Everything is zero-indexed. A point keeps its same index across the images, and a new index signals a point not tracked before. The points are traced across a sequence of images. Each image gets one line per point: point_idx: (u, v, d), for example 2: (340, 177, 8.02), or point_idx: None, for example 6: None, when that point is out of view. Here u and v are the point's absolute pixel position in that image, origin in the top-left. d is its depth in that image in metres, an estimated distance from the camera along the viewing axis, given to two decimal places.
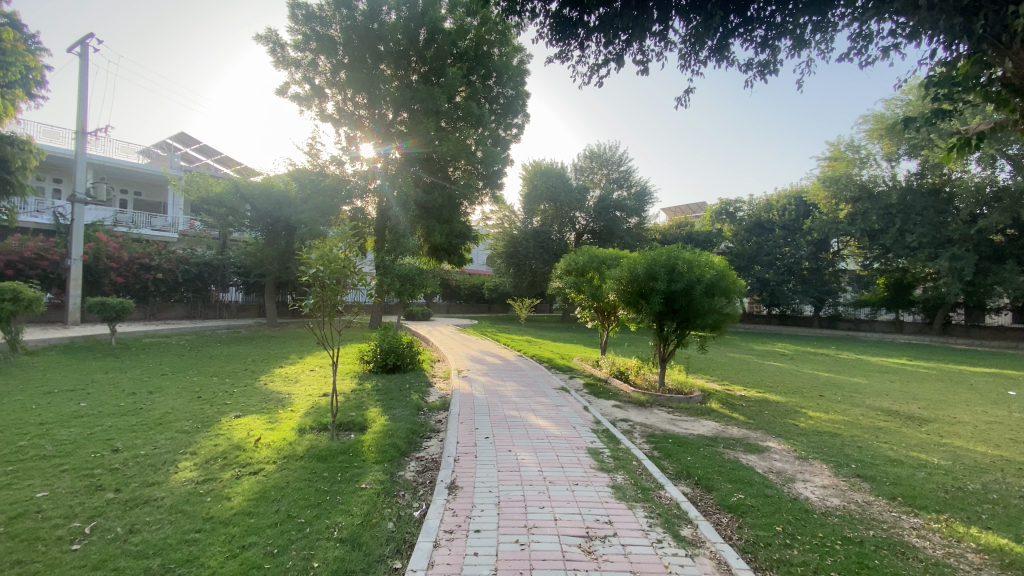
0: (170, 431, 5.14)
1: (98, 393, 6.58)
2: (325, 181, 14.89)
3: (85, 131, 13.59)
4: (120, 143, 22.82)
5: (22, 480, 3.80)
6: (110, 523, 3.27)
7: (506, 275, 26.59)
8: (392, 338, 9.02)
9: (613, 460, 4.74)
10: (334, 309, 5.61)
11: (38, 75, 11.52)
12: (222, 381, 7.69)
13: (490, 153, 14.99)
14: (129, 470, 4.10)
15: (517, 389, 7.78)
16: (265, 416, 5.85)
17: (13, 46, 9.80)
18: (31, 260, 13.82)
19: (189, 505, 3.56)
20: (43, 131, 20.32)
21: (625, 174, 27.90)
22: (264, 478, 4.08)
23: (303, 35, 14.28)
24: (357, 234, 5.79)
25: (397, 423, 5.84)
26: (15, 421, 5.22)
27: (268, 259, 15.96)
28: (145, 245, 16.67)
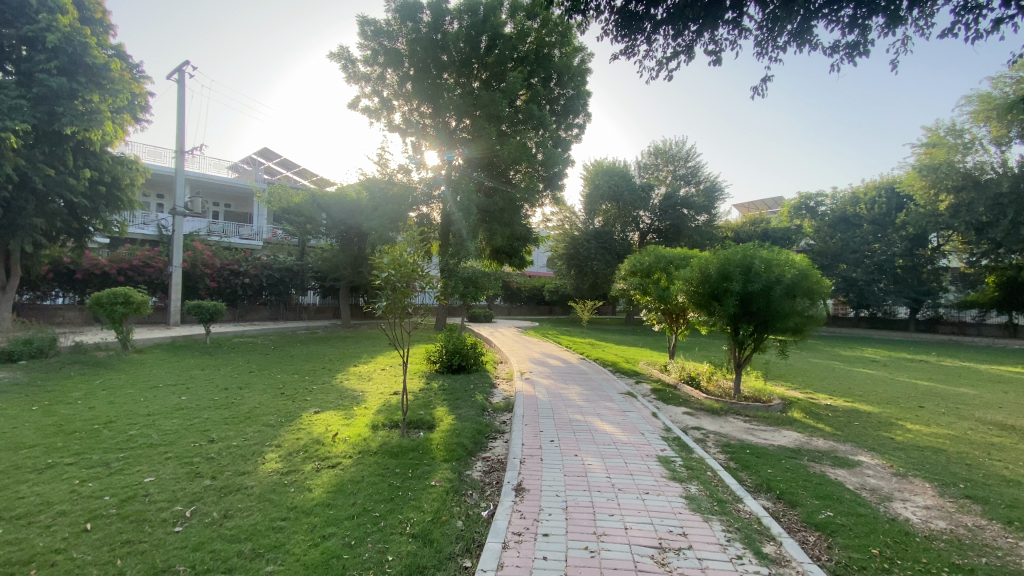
0: (258, 425, 5.53)
1: (195, 388, 7.22)
2: (393, 188, 15.49)
3: (183, 150, 15.00)
4: (213, 160, 25.06)
5: (132, 466, 4.23)
6: (206, 508, 3.55)
7: (567, 277, 26.41)
8: (457, 339, 9.22)
9: (685, 469, 4.54)
10: (404, 311, 5.83)
11: (142, 101, 12.90)
12: (301, 378, 8.20)
13: (552, 155, 14.96)
14: (223, 459, 4.45)
15: (582, 393, 7.68)
16: (341, 412, 6.15)
17: (119, 75, 11.78)
18: (140, 267, 15.46)
19: (275, 494, 3.81)
20: (149, 152, 22.72)
21: (693, 170, 26.85)
22: (341, 472, 4.29)
23: (371, 50, 14.94)
24: (424, 239, 5.93)
25: (464, 422, 5.94)
26: (129, 412, 5.86)
27: (342, 264, 16.88)
28: (234, 253, 18.14)
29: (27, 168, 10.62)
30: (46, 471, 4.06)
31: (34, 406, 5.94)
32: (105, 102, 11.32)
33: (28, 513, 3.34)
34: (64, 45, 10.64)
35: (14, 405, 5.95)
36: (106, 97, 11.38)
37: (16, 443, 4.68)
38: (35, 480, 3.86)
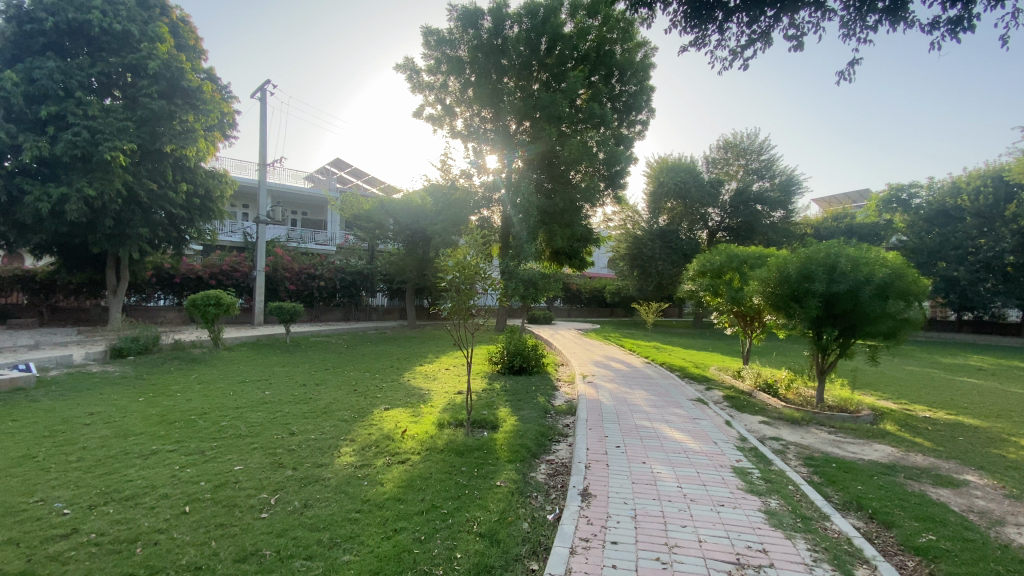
0: (333, 419, 5.84)
1: (277, 383, 7.76)
2: (456, 193, 15.82)
3: (265, 163, 16.17)
4: (291, 171, 26.85)
5: (223, 455, 4.59)
6: (288, 497, 3.78)
7: (629, 279, 25.77)
8: (518, 341, 9.27)
9: (763, 482, 4.27)
10: (468, 312, 5.92)
11: (230, 119, 14.05)
12: (372, 376, 8.58)
13: (614, 154, 14.68)
14: (303, 451, 4.74)
15: (648, 398, 7.47)
16: (409, 410, 6.36)
17: (211, 96, 13.00)
18: (228, 272, 16.84)
19: (350, 487, 3.99)
20: (236, 166, 24.72)
21: (766, 164, 25.44)
22: (410, 468, 4.42)
23: (435, 59, 15.35)
24: (486, 241, 5.98)
25: (527, 424, 5.95)
26: (220, 404, 6.37)
27: (408, 267, 17.53)
28: (310, 258, 19.30)
29: (134, 183, 11.84)
30: (152, 457, 4.49)
31: (141, 398, 6.60)
32: (198, 121, 12.53)
33: (137, 495, 3.71)
34: (164, 70, 11.88)
35: (125, 396, 6.65)
36: (199, 117, 12.57)
37: (127, 430, 5.22)
38: (143, 465, 4.28)
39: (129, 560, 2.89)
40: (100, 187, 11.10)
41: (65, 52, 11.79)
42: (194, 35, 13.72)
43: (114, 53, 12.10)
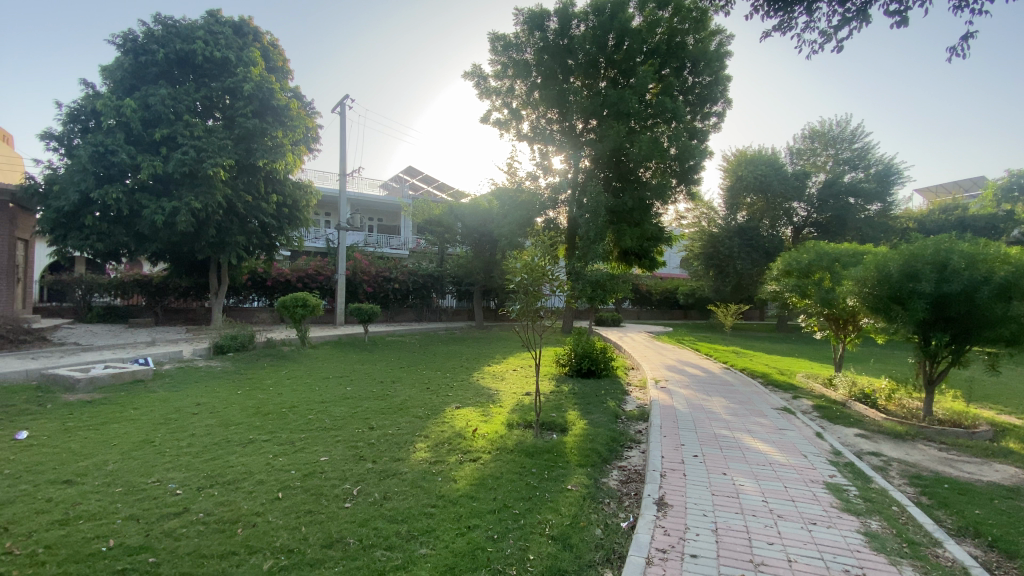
0: (409, 416, 6.07)
1: (357, 380, 8.20)
2: (522, 195, 15.89)
3: (344, 173, 17.16)
4: (367, 180, 28.39)
5: (311, 446, 4.92)
6: (369, 488, 3.98)
7: (704, 279, 24.62)
8: (586, 343, 9.15)
9: (862, 501, 3.90)
10: (536, 314, 5.92)
11: (314, 133, 15.07)
12: (443, 375, 8.82)
13: (686, 148, 14.08)
14: (381, 445, 4.97)
15: (727, 406, 7.08)
16: (480, 409, 6.47)
17: (297, 113, 14.01)
18: (312, 275, 18.07)
19: (425, 481, 4.13)
20: (319, 177, 26.51)
21: (860, 153, 23.40)
22: (482, 467, 4.50)
23: (501, 64, 15.44)
24: (553, 242, 5.93)
25: (597, 428, 5.85)
26: (307, 398, 6.84)
27: (476, 269, 17.87)
28: (384, 261, 20.22)
29: (232, 196, 13.04)
30: (249, 445, 4.90)
31: (239, 391, 7.23)
32: (287, 137, 13.59)
33: (237, 479, 4.06)
34: (257, 91, 13.06)
35: (226, 389, 7.31)
36: (287, 133, 13.63)
37: (228, 420, 5.73)
38: (241, 453, 4.68)
39: (231, 539, 3.16)
40: (204, 201, 12.33)
41: (175, 80, 13.20)
42: (282, 57, 14.88)
43: (215, 78, 13.40)
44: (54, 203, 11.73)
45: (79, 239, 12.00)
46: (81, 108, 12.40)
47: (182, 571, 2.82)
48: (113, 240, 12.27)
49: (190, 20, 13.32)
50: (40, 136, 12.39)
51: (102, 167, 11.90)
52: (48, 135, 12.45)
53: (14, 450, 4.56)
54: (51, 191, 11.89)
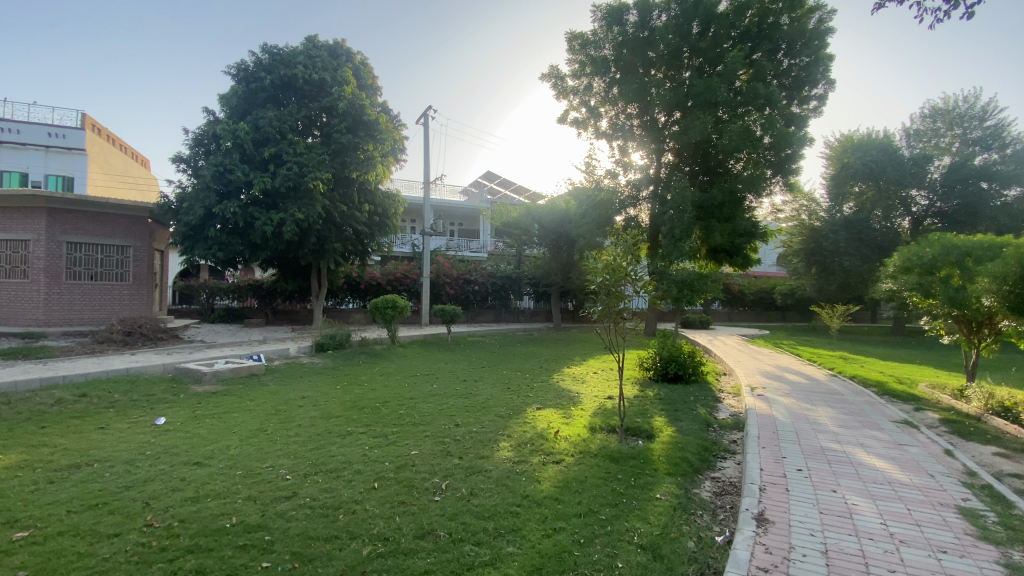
0: (492, 414, 6.18)
1: (441, 378, 8.50)
2: (600, 194, 15.46)
3: (429, 180, 17.90)
4: (449, 187, 29.41)
5: (402, 439, 5.17)
6: (457, 484, 4.10)
7: (803, 278, 22.66)
8: (672, 347, 8.76)
9: (1005, 530, 3.37)
10: (618, 316, 5.75)
11: (400, 144, 15.92)
12: (523, 375, 8.89)
13: (780, 135, 13.06)
14: (467, 442, 5.10)
15: (834, 417, 6.44)
16: (561, 411, 6.43)
17: (385, 126, 14.94)
18: (400, 279, 19.08)
19: (510, 480, 4.17)
20: (404, 186, 27.92)
21: (995, 131, 20.41)
22: (565, 469, 4.46)
23: (579, 62, 15.13)
24: (635, 241, 5.73)
25: (686, 436, 5.56)
26: (397, 394, 7.20)
27: (555, 270, 17.79)
28: (465, 264, 20.84)
29: (330, 207, 14.13)
30: (347, 437, 5.25)
31: (336, 386, 7.78)
32: (376, 150, 14.61)
33: (337, 468, 4.36)
34: (350, 108, 14.07)
35: (325, 384, 7.90)
36: (377, 146, 14.67)
37: (329, 413, 6.18)
38: (341, 443, 5.03)
39: (334, 524, 3.40)
40: (306, 212, 13.48)
41: (280, 102, 14.56)
42: (371, 74, 15.88)
43: (313, 99, 14.60)
44: (184, 218, 13.34)
45: (204, 249, 13.59)
46: (205, 133, 14.08)
47: (293, 550, 3.07)
48: (231, 249, 13.68)
49: (292, 47, 14.62)
50: (173, 160, 14.22)
51: (222, 185, 13.39)
52: (179, 158, 14.26)
53: (156, 434, 5.25)
54: (182, 208, 13.58)
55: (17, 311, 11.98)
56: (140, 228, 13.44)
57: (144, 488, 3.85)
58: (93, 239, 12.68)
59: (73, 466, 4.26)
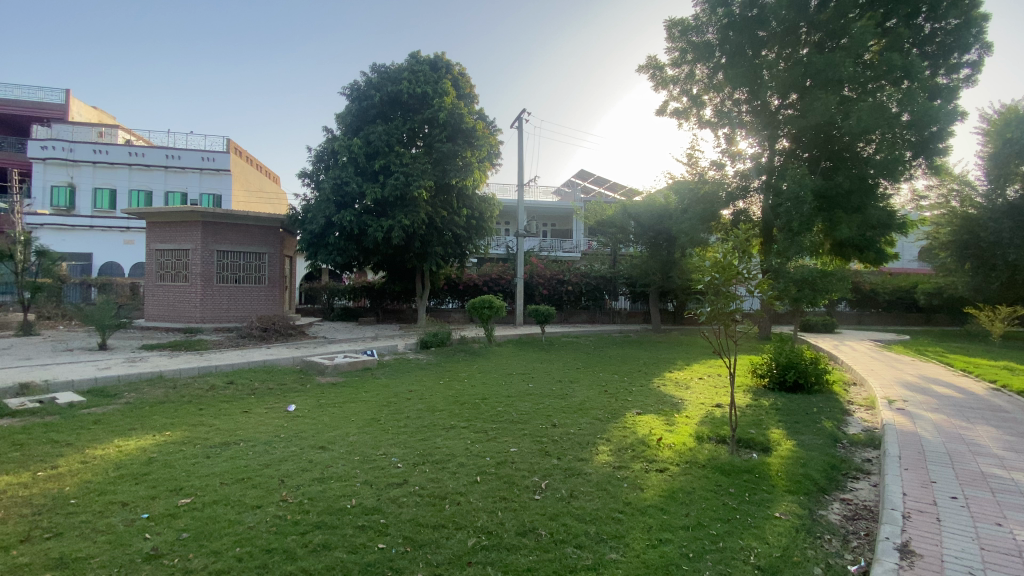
0: (589, 417, 6.08)
1: (538, 377, 8.56)
2: (704, 186, 14.67)
3: (524, 183, 18.13)
4: (542, 188, 29.59)
5: (501, 436, 5.27)
6: (556, 484, 4.08)
7: (953, 275, 19.50)
8: (790, 352, 7.99)
9: None
10: (730, 319, 5.33)
11: (496, 148, 16.33)
12: (621, 378, 8.66)
13: (922, 110, 11.38)
14: (565, 443, 5.06)
15: (1000, 438, 5.46)
16: (663, 417, 6.15)
17: (482, 132, 15.54)
18: (496, 280, 19.56)
19: (611, 485, 4.06)
20: (499, 189, 28.59)
21: None
22: (670, 479, 4.25)
23: (679, 49, 14.30)
24: (747, 236, 5.30)
25: (809, 451, 5.05)
26: (496, 392, 7.37)
27: (653, 269, 17.13)
28: (559, 264, 20.86)
29: (432, 212, 14.94)
30: (450, 430, 5.49)
31: (439, 381, 8.16)
32: (474, 156, 15.20)
33: (442, 460, 4.57)
34: (450, 117, 14.84)
35: (430, 379, 8.32)
36: (474, 152, 15.28)
37: (433, 407, 6.50)
38: (445, 436, 5.26)
39: (441, 513, 3.56)
40: (411, 218, 14.40)
41: (387, 117, 15.67)
42: (469, 83, 16.50)
43: (416, 111, 15.53)
44: (309, 227, 14.85)
45: (325, 254, 15.04)
46: (325, 150, 15.62)
47: (405, 535, 3.26)
48: (347, 254, 14.98)
49: (397, 64, 15.67)
50: (299, 175, 15.93)
51: (339, 196, 14.74)
52: (304, 174, 15.94)
53: (288, 418, 5.89)
54: (307, 219, 15.13)
55: (180, 311, 14.12)
56: (273, 236, 15.22)
57: (279, 467, 4.33)
58: (236, 247, 14.56)
59: (224, 443, 4.93)
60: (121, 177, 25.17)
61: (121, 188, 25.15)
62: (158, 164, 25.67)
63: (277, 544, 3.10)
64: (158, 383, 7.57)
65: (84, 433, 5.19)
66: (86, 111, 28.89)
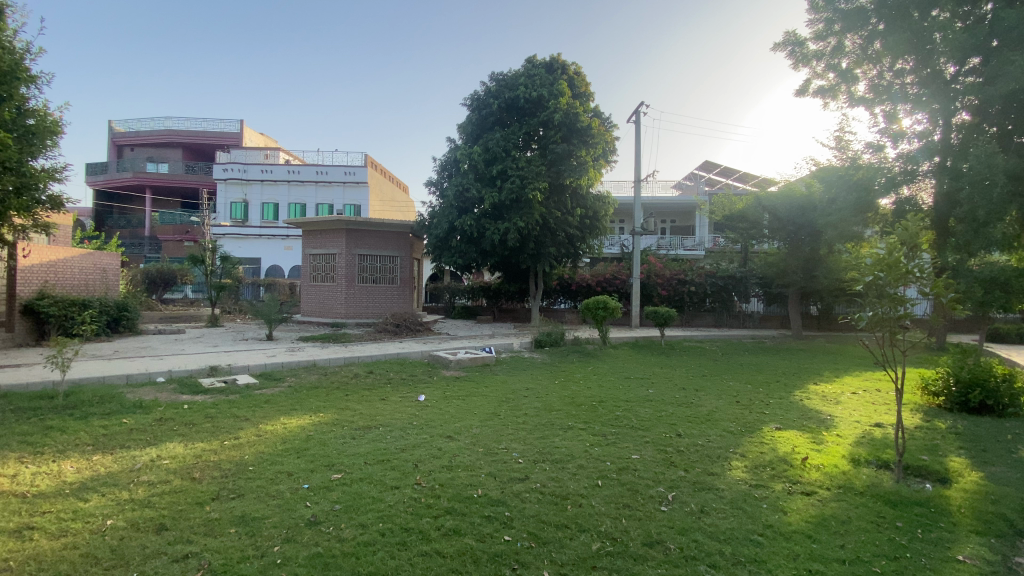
0: (719, 428, 5.65)
1: (659, 383, 8.18)
2: (858, 173, 12.89)
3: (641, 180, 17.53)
4: (661, 183, 28.35)
5: (622, 441, 5.14)
6: (684, 498, 3.85)
7: None
8: (976, 367, 6.66)
9: None
10: (898, 326, 4.58)
11: (612, 145, 16.01)
12: (754, 388, 7.95)
13: None
14: (693, 455, 4.76)
15: None
16: (808, 435, 5.49)
17: (598, 130, 15.35)
18: (612, 280, 19.15)
19: (747, 505, 3.72)
20: (615, 186, 28.01)
21: None
22: (819, 504, 3.77)
23: (824, 20, 12.52)
24: (920, 230, 4.52)
25: (1003, 487, 4.15)
26: (613, 395, 7.21)
27: (792, 268, 15.57)
28: (680, 264, 19.83)
29: (546, 213, 15.12)
30: (568, 431, 5.48)
31: (556, 381, 8.21)
32: (589, 155, 15.12)
33: (562, 460, 4.57)
34: (565, 118, 14.91)
35: (547, 378, 8.41)
36: (590, 151, 15.19)
37: (551, 406, 6.56)
38: (564, 436, 5.25)
39: (564, 513, 3.56)
40: (526, 220, 14.74)
41: (505, 123, 16.15)
42: (585, 81, 16.40)
43: (532, 114, 15.81)
44: (434, 231, 15.90)
45: (448, 257, 15.99)
46: (448, 159, 16.66)
47: (529, 530, 3.32)
48: (467, 256, 15.76)
49: (515, 70, 16.11)
50: (426, 184, 17.15)
51: (461, 202, 15.56)
52: (429, 182, 17.12)
53: (418, 407, 6.36)
54: (433, 224, 16.25)
55: (328, 307, 16.02)
56: (403, 241, 16.59)
57: (412, 452, 4.69)
58: (373, 251, 16.10)
59: (367, 427, 5.47)
60: (281, 192, 29.27)
61: (282, 201, 29.23)
62: (310, 179, 29.42)
63: (414, 525, 3.34)
64: (312, 369, 8.67)
65: (258, 410, 6.13)
66: (256, 137, 34.04)
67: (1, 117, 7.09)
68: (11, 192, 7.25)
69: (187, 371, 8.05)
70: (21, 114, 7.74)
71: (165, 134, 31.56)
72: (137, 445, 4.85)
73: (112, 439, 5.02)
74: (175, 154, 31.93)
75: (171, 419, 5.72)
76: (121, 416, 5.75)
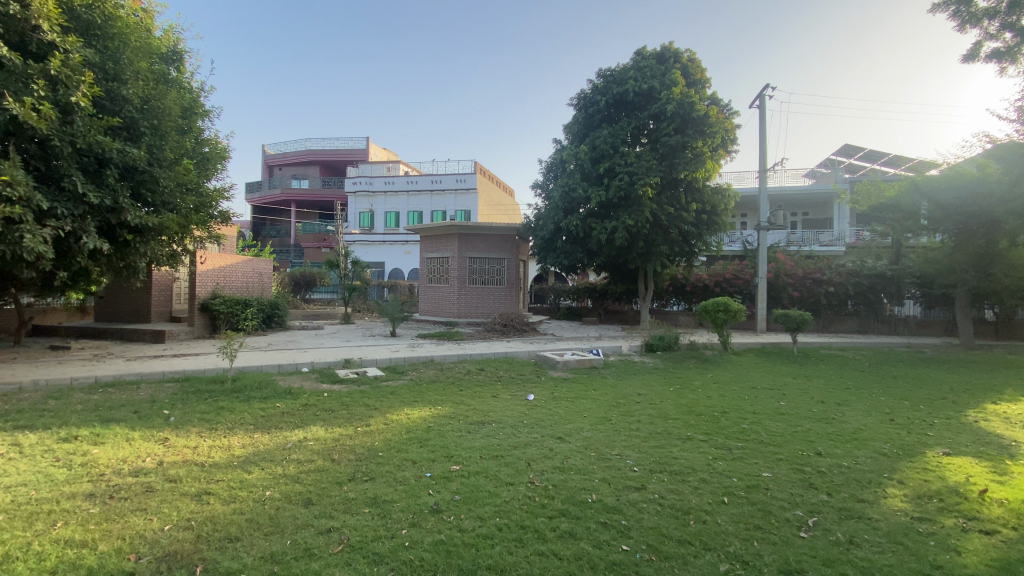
0: (869, 450, 4.93)
1: (792, 395, 7.38)
2: None
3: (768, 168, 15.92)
4: (790, 171, 25.64)
5: (750, 457, 4.71)
6: (828, 524, 3.41)
7: None
8: None
9: None
10: None
11: (732, 133, 14.78)
12: (914, 405, 6.82)
13: None
14: (837, 478, 4.21)
15: None
16: (988, 464, 4.57)
17: (716, 118, 14.41)
18: (732, 280, 17.76)
19: (909, 539, 3.19)
20: (735, 178, 25.94)
21: None
22: (1008, 547, 3.11)
23: None
24: None
25: None
26: (737, 406, 6.66)
27: (962, 265, 13.26)
28: (815, 261, 17.76)
29: (657, 210, 14.47)
30: (688, 442, 5.16)
31: (671, 388, 7.80)
32: (707, 145, 14.29)
33: (682, 472, 4.31)
34: (679, 108, 14.19)
35: (661, 384, 8.02)
36: (708, 141, 14.34)
37: (666, 414, 6.23)
38: (683, 447, 4.95)
39: (685, 528, 3.35)
40: (636, 218, 14.22)
41: (613, 119, 15.80)
42: (701, 68, 15.45)
43: (643, 108, 15.26)
44: (540, 232, 16.05)
45: (554, 258, 16.04)
46: (555, 161, 16.73)
47: (649, 542, 3.17)
48: (574, 257, 15.67)
49: (623, 65, 15.70)
50: (532, 186, 17.39)
51: (567, 203, 15.52)
52: (536, 185, 17.34)
53: (528, 407, 6.44)
54: (539, 225, 16.41)
55: (443, 307, 16.96)
56: (511, 244, 16.99)
57: (525, 450, 4.75)
58: (483, 253, 16.72)
59: (481, 423, 5.66)
60: (401, 201, 31.64)
61: (402, 209, 31.58)
62: (427, 187, 31.42)
63: (529, 523, 3.37)
64: (429, 365, 9.22)
65: (385, 400, 6.66)
66: (379, 151, 37.21)
67: (185, 147, 8.57)
68: (192, 209, 8.72)
69: (326, 363, 9.03)
70: (198, 143, 9.23)
71: (306, 154, 35.85)
72: (289, 427, 5.54)
73: (268, 420, 5.79)
74: (314, 171, 36.11)
75: (314, 404, 6.45)
76: (275, 401, 6.61)
